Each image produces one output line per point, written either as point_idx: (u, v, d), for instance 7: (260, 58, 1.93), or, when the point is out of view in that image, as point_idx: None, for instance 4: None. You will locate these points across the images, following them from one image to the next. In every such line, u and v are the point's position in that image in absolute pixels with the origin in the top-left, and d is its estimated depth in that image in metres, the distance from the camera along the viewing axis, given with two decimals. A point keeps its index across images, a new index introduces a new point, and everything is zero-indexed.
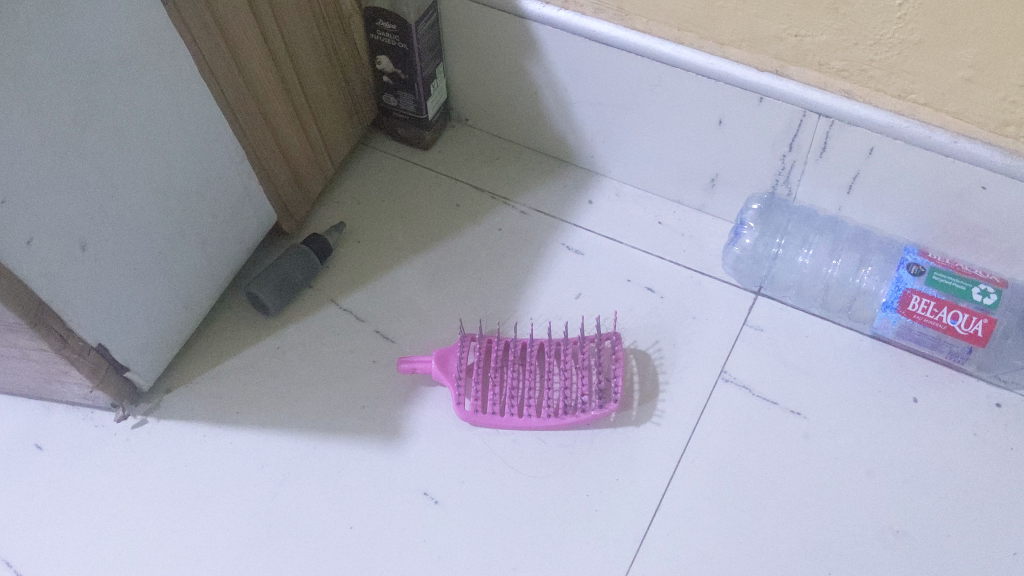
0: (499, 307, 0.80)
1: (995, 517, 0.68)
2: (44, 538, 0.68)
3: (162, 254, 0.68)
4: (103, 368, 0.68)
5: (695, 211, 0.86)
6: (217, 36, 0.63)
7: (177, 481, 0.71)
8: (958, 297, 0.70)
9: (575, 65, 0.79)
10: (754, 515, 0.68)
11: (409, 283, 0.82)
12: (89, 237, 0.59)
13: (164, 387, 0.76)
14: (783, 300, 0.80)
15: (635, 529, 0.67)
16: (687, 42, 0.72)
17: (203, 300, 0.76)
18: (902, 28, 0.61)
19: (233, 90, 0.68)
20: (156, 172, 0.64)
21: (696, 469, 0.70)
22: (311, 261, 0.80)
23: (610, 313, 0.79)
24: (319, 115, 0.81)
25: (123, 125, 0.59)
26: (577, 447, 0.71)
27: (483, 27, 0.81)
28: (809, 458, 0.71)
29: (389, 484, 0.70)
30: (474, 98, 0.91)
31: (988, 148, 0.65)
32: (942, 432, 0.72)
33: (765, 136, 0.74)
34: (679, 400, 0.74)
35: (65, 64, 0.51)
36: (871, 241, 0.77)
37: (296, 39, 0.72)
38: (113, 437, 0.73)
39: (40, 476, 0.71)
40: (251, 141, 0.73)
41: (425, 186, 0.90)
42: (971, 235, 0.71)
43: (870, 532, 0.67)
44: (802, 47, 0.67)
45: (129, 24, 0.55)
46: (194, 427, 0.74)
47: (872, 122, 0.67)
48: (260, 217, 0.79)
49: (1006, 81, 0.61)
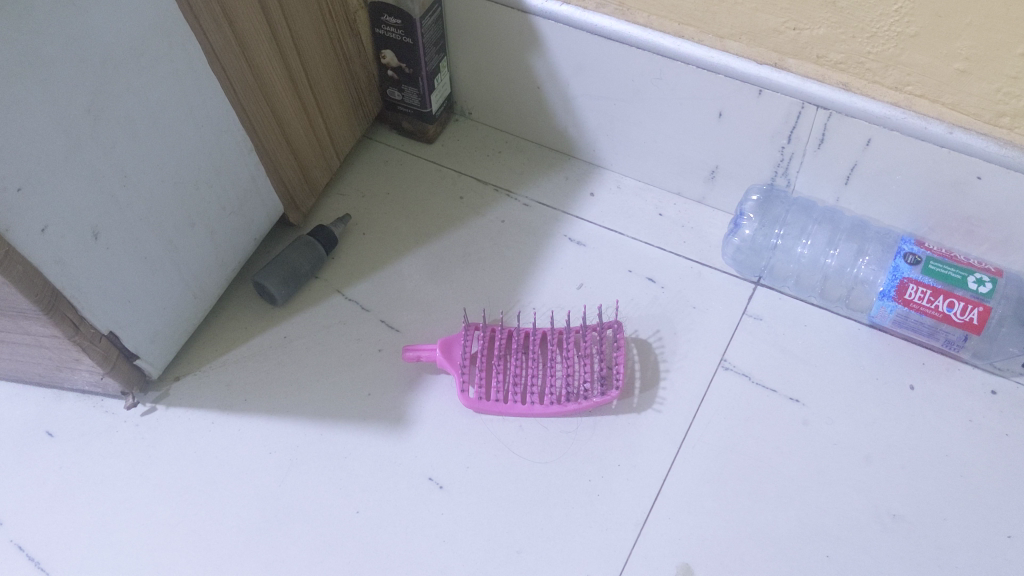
0: (502, 297, 0.82)
1: (990, 501, 0.69)
2: (61, 522, 0.70)
3: (172, 243, 0.70)
4: (114, 355, 0.69)
5: (696, 203, 0.88)
6: (227, 32, 0.65)
7: (187, 467, 0.73)
8: (953, 285, 0.71)
9: (577, 59, 0.80)
10: (752, 500, 0.70)
11: (415, 274, 0.84)
12: (100, 224, 0.61)
13: (173, 375, 0.78)
14: (783, 290, 0.81)
15: (637, 513, 0.69)
16: (687, 35, 0.73)
17: (211, 289, 0.78)
18: (898, 21, 0.62)
19: (243, 83, 0.69)
20: (165, 162, 0.66)
21: (696, 455, 0.72)
22: (317, 251, 0.82)
23: (611, 303, 0.81)
24: (324, 108, 0.82)
25: (133, 116, 0.60)
26: (579, 433, 0.73)
27: (487, 21, 0.82)
28: (806, 445, 0.72)
29: (396, 469, 0.72)
30: (478, 93, 0.92)
31: (982, 139, 0.66)
32: (939, 420, 0.73)
33: (764, 129, 0.76)
34: (678, 387, 0.75)
35: (77, 54, 0.53)
36: (868, 231, 0.78)
37: (304, 35, 0.74)
38: (124, 424, 0.75)
39: (56, 462, 0.73)
40: (259, 134, 0.74)
41: (429, 178, 0.92)
42: (966, 225, 0.73)
43: (867, 515, 0.69)
44: (800, 40, 0.68)
45: (141, 18, 0.57)
46: (205, 415, 0.76)
47: (868, 113, 0.68)
48: (268, 208, 0.81)
49: (1000, 72, 0.62)
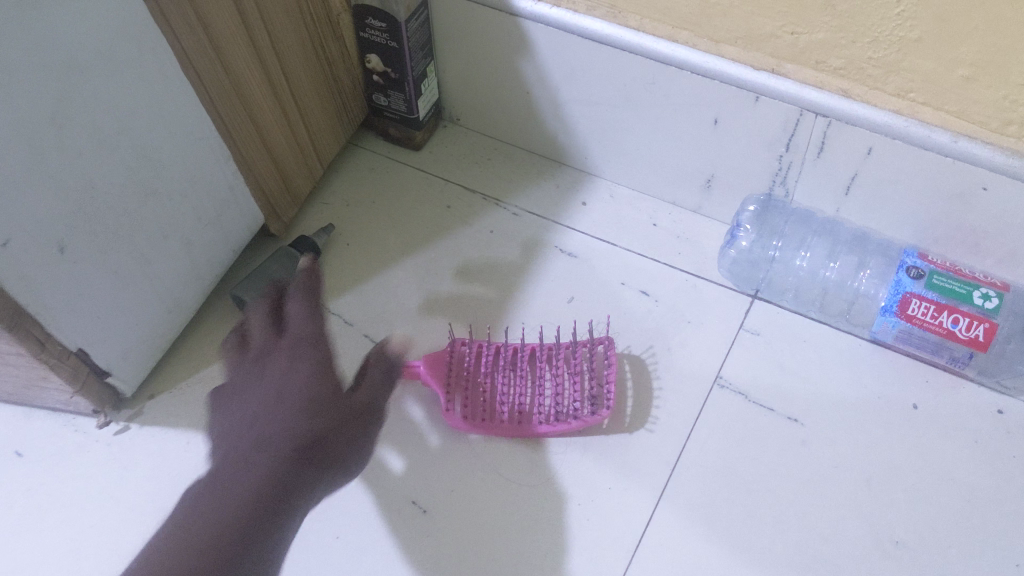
0: (489, 311, 0.79)
1: (997, 527, 0.66)
2: (29, 546, 0.68)
3: (145, 256, 0.67)
4: (84, 373, 0.67)
5: (692, 213, 0.85)
6: (200, 36, 0.62)
7: (161, 489, 0.70)
8: (958, 300, 0.68)
9: (568, 64, 0.78)
10: (748, 525, 0.67)
11: (400, 286, 0.81)
12: (66, 238, 0.58)
13: (148, 392, 0.75)
14: (781, 304, 0.78)
15: (629, 539, 0.66)
16: (681, 40, 0.70)
17: (188, 302, 0.75)
18: (901, 25, 0.59)
19: (217, 88, 0.66)
20: (136, 172, 0.63)
21: (690, 476, 0.69)
22: (298, 263, 0.79)
23: (603, 318, 0.78)
24: (306, 114, 0.79)
25: (101, 125, 0.58)
26: (568, 454, 0.70)
27: (476, 25, 0.79)
28: (805, 466, 0.69)
29: (377, 492, 0.69)
30: (467, 99, 0.90)
31: (988, 149, 0.63)
32: (942, 441, 0.70)
33: (761, 137, 0.73)
34: (671, 406, 0.73)
35: (41, 62, 0.50)
36: (869, 243, 0.75)
37: (283, 39, 0.71)
38: (96, 443, 0.73)
39: (25, 483, 0.71)
40: (236, 141, 0.72)
41: (416, 187, 0.89)
42: (971, 237, 0.70)
43: (868, 541, 0.66)
44: (798, 45, 0.65)
45: (108, 23, 0.54)
46: (180, 434, 0.73)
47: (870, 122, 0.65)
48: (248, 219, 0.78)
49: (1007, 79, 0.58)
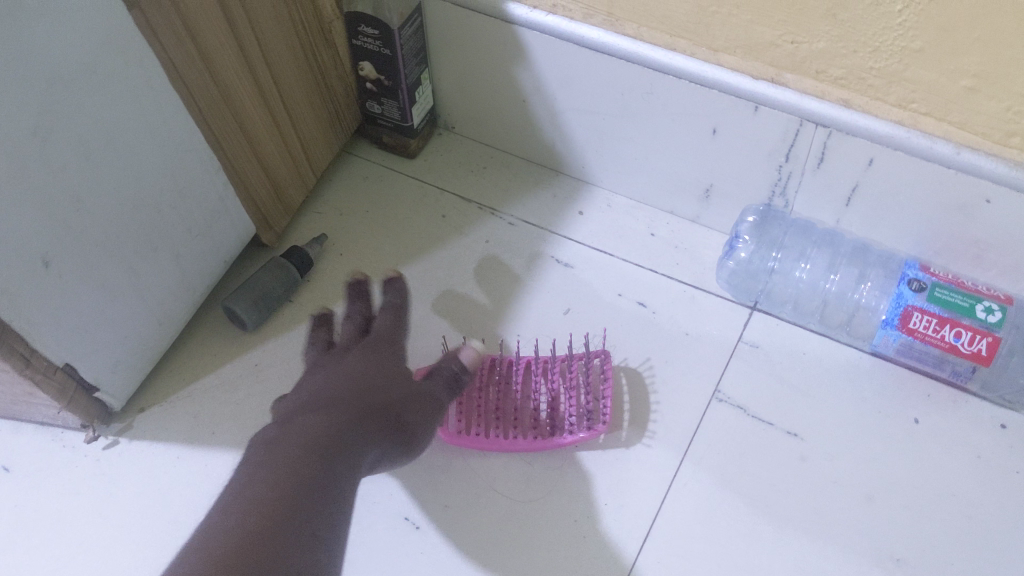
0: (485, 323, 0.78)
1: (999, 545, 0.65)
2: (16, 564, 0.67)
3: (133, 268, 0.66)
4: (71, 388, 0.66)
5: (690, 223, 0.84)
6: (188, 46, 0.61)
7: (150, 505, 0.69)
8: (961, 313, 0.67)
9: (564, 72, 0.76)
10: (747, 542, 0.66)
11: (395, 298, 0.80)
12: (51, 253, 0.57)
13: (138, 406, 0.74)
14: (780, 316, 0.77)
15: (626, 557, 0.65)
16: (679, 48, 0.69)
17: (178, 314, 0.74)
18: (903, 35, 0.58)
19: (206, 98, 0.65)
20: (124, 183, 0.62)
21: (688, 493, 0.68)
22: (290, 274, 0.78)
23: (599, 330, 0.77)
24: (298, 122, 0.78)
25: (87, 137, 0.56)
26: (564, 470, 0.69)
27: (471, 32, 0.78)
28: (805, 483, 0.68)
29: (370, 508, 0.68)
30: (462, 106, 0.88)
31: (990, 160, 0.62)
32: (944, 456, 0.69)
33: (760, 147, 0.72)
34: (669, 420, 0.71)
35: (22, 75, 0.49)
36: (870, 254, 0.74)
37: (274, 47, 0.70)
38: (84, 458, 0.71)
39: (13, 499, 0.70)
40: (227, 151, 0.70)
41: (411, 196, 0.88)
42: (974, 249, 0.69)
43: (868, 559, 0.65)
44: (798, 55, 0.64)
45: (93, 34, 0.53)
46: (170, 448, 0.72)
47: (871, 132, 0.64)
48: (239, 229, 0.77)
49: (1011, 90, 0.57)
